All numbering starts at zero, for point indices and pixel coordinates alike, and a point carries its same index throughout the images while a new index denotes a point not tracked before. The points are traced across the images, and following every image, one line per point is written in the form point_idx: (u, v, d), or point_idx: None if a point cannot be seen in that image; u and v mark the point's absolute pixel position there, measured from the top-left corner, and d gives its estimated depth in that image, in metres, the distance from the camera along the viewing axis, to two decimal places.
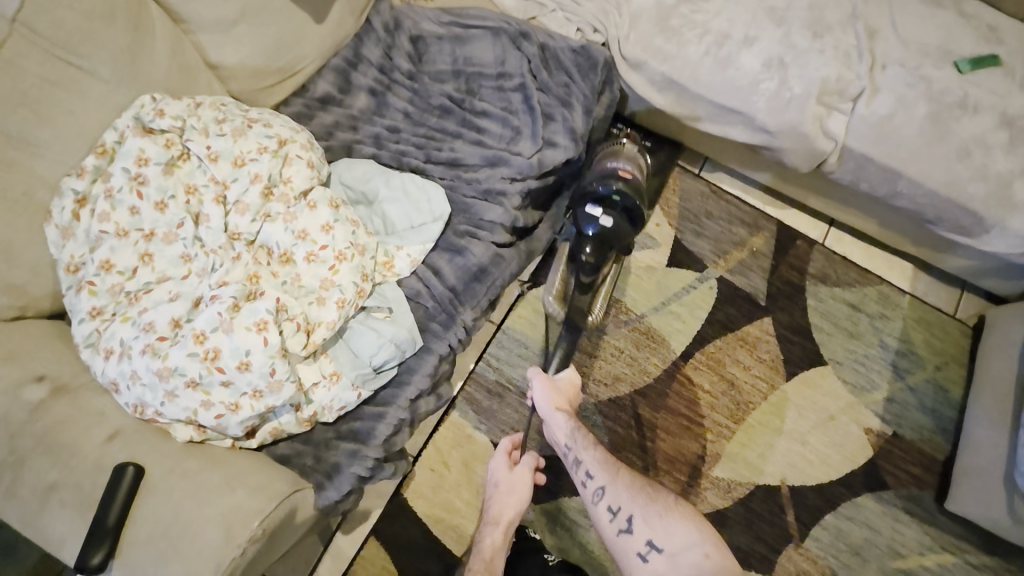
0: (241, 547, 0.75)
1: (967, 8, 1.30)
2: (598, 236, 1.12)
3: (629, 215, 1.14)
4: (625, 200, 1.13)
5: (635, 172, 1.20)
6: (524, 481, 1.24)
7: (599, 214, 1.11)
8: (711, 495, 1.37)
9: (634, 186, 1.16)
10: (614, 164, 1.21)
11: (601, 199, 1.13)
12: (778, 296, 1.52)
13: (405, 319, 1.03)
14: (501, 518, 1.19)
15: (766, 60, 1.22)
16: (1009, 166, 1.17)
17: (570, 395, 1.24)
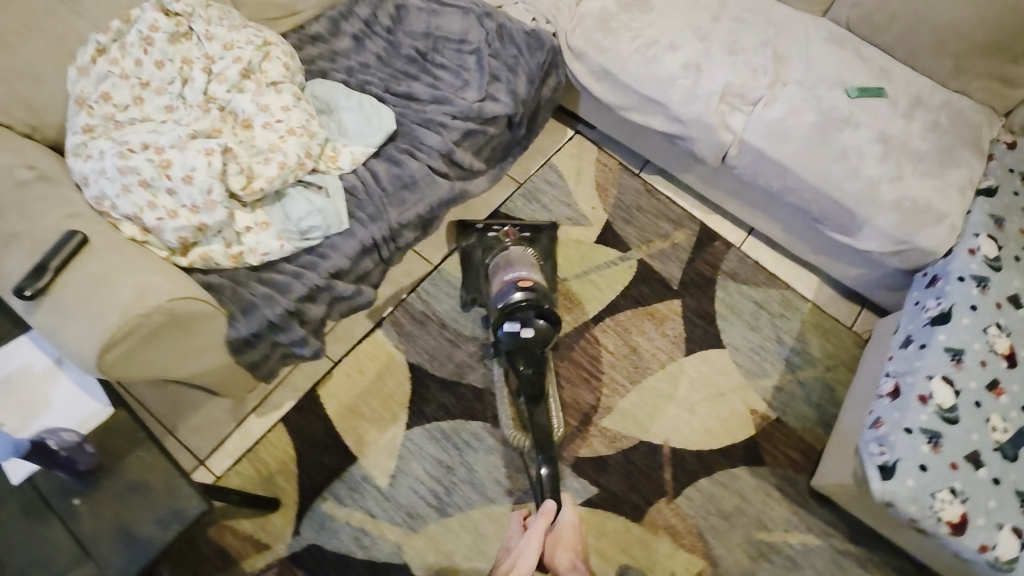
0: (145, 309, 0.91)
1: (865, 51, 1.52)
2: (524, 347, 1.27)
3: (548, 321, 1.28)
4: (535, 310, 1.28)
5: (533, 276, 1.36)
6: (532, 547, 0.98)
7: (520, 329, 1.26)
8: (596, 442, 1.48)
9: (537, 292, 1.32)
10: (511, 274, 1.36)
11: (514, 315, 1.28)
12: (689, 284, 1.67)
13: (338, 204, 1.22)
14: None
15: (685, 62, 1.46)
16: (878, 172, 1.35)
17: (577, 535, 1.02)
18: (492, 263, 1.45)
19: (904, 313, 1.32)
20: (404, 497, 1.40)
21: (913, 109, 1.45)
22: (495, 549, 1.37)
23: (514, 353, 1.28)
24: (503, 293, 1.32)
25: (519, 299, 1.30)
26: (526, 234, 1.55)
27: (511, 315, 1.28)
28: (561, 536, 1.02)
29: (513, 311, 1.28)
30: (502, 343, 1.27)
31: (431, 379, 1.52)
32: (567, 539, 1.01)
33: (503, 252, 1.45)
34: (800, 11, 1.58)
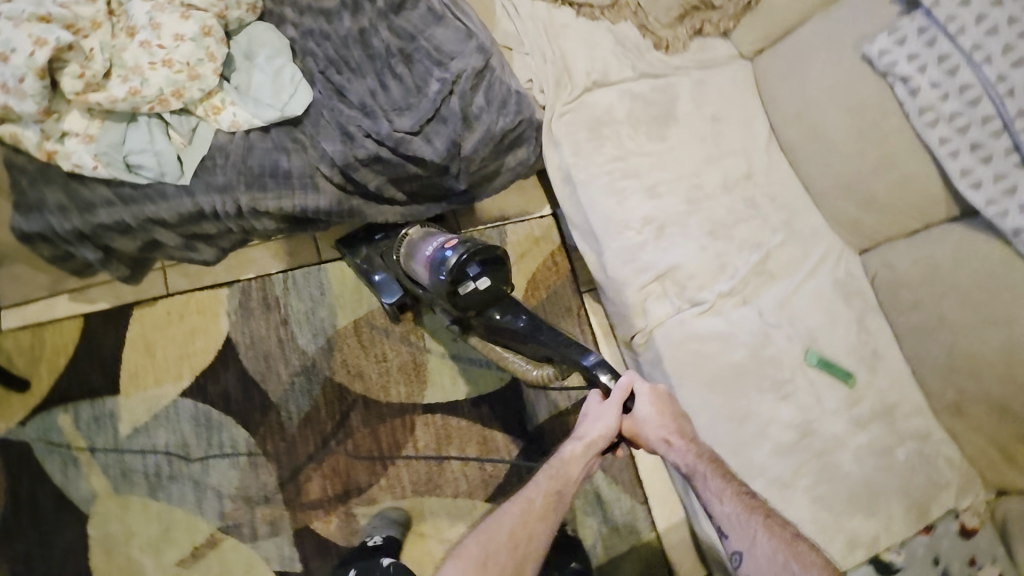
0: None
1: (870, 321, 1.19)
2: (491, 300, 1.15)
3: (491, 255, 1.16)
4: (478, 256, 1.14)
5: (450, 234, 1.24)
6: (613, 414, 0.95)
7: (479, 282, 1.13)
8: (334, 526, 1.34)
9: (467, 241, 1.19)
10: (428, 251, 1.22)
11: (461, 277, 1.13)
12: (546, 434, 1.45)
13: (187, 159, 1.13)
14: (586, 438, 0.95)
15: (648, 215, 1.21)
16: (764, 464, 1.09)
17: (667, 406, 0.97)
18: (405, 253, 1.30)
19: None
20: (130, 455, 1.33)
21: (870, 420, 1.13)
22: (170, 558, 1.28)
23: (484, 306, 1.15)
24: (436, 267, 1.17)
25: (458, 255, 1.14)
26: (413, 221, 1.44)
27: (463, 276, 1.13)
28: (636, 419, 0.96)
29: (463, 269, 1.13)
30: (473, 308, 1.14)
31: (234, 364, 1.42)
32: (654, 417, 0.96)
33: (407, 238, 1.32)
34: (832, 233, 1.24)
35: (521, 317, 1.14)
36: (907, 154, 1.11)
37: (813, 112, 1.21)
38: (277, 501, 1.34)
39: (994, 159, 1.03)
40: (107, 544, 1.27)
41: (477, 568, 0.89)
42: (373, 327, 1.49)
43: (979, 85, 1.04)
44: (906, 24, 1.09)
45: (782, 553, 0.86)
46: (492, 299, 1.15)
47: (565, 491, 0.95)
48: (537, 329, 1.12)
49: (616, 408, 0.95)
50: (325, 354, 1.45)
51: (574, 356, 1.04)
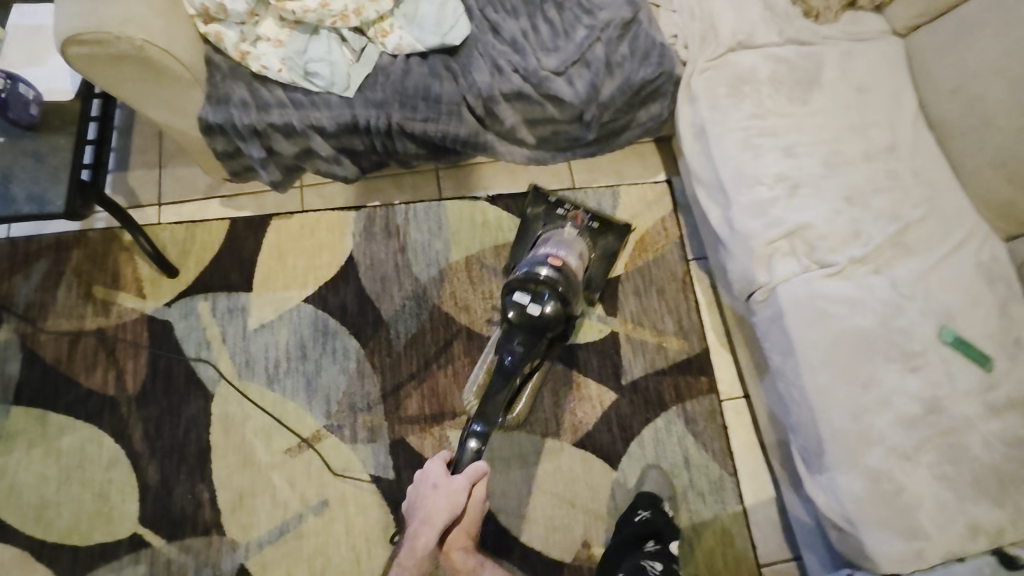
0: (120, 33, 1.02)
1: (1015, 309, 1.13)
2: (527, 325, 1.25)
3: (560, 304, 1.26)
4: (550, 290, 1.26)
5: (568, 259, 1.35)
6: (459, 488, 1.18)
7: (528, 302, 1.25)
8: (427, 442, 1.39)
9: (563, 274, 1.31)
10: (550, 249, 1.36)
11: (528, 288, 1.26)
12: (639, 391, 1.45)
13: (354, 75, 1.24)
14: (436, 522, 1.16)
15: (782, 174, 1.20)
16: (889, 432, 1.04)
17: (475, 513, 1.22)
18: (542, 236, 1.47)
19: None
20: (255, 347, 1.44)
21: (1007, 408, 1.07)
22: (279, 445, 1.37)
23: (514, 327, 1.26)
24: (533, 262, 1.33)
25: (541, 273, 1.29)
26: (594, 226, 1.53)
27: (527, 291, 1.26)
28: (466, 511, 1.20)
29: (527, 283, 1.27)
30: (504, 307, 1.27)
31: (354, 281, 1.51)
32: (479, 503, 1.22)
33: (557, 228, 1.48)
34: (978, 216, 1.19)
35: (510, 358, 1.24)
36: None
37: (973, 86, 1.18)
38: (378, 411, 1.40)
39: None
40: (226, 422, 1.38)
41: None
42: (483, 266, 1.55)
43: None
44: None
45: None
46: (529, 328, 1.25)
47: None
48: (506, 376, 1.24)
49: (461, 484, 1.19)
50: (435, 284, 1.52)
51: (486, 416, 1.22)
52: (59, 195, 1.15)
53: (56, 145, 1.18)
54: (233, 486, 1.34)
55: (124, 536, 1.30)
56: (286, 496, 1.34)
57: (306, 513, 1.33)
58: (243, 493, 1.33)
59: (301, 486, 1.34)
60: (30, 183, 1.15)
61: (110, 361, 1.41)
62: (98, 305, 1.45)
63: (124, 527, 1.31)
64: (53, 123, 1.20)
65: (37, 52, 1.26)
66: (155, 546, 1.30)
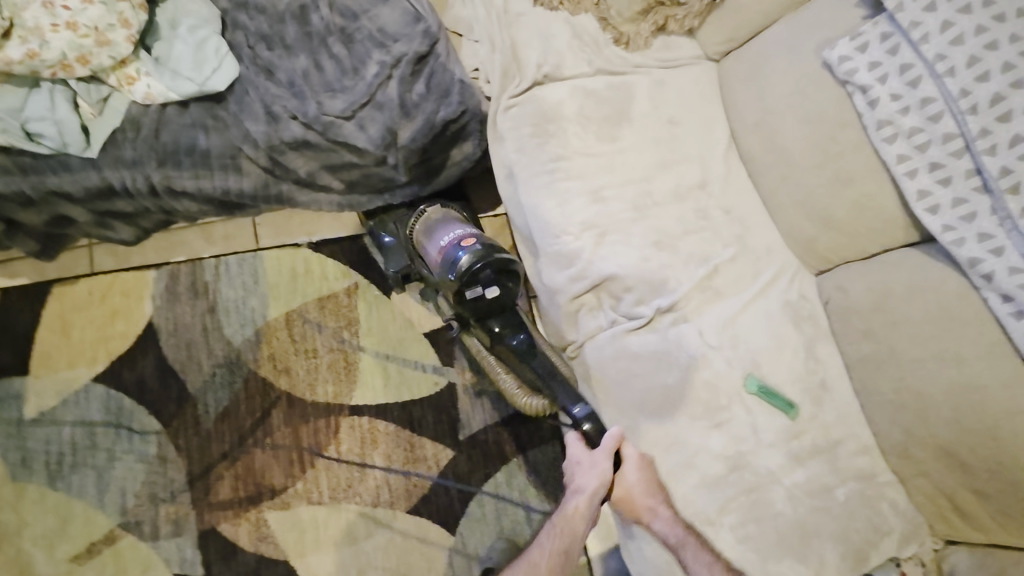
0: None
1: (820, 349, 1.11)
2: (494, 310, 1.15)
3: (505, 265, 1.12)
4: (492, 266, 1.11)
5: (469, 228, 1.19)
6: (601, 466, 0.96)
7: (487, 292, 1.11)
8: (242, 529, 1.25)
9: (485, 243, 1.13)
10: (451, 236, 1.18)
11: (472, 282, 1.11)
12: (480, 445, 1.37)
13: (96, 131, 1.07)
14: (588, 495, 0.97)
15: (588, 221, 1.13)
16: (691, 497, 1.00)
17: (645, 479, 0.97)
18: (423, 235, 1.27)
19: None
20: (33, 441, 1.25)
21: (809, 455, 1.05)
22: (64, 553, 1.20)
23: (485, 318, 1.16)
24: (450, 259, 1.13)
25: (471, 260, 1.10)
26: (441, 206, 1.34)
27: (474, 281, 1.11)
28: (625, 480, 0.97)
29: (474, 275, 1.10)
30: (469, 310, 1.14)
31: (154, 351, 1.34)
32: (637, 485, 0.97)
33: (426, 219, 1.30)
34: (787, 254, 1.16)
35: (518, 335, 1.15)
36: (862, 171, 1.03)
37: (771, 121, 1.13)
38: (184, 499, 1.26)
39: (954, 181, 0.93)
40: None
41: None
42: (307, 321, 1.41)
43: (941, 98, 0.94)
44: (868, 29, 1.00)
45: None
46: (498, 308, 1.15)
47: (572, 547, 0.98)
48: (532, 350, 1.13)
49: (604, 458, 0.96)
50: (251, 346, 1.38)
51: (566, 403, 1.06)
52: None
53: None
54: None
55: None
56: None
57: None
58: None
59: None
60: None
61: None
62: None
63: None
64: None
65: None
66: None
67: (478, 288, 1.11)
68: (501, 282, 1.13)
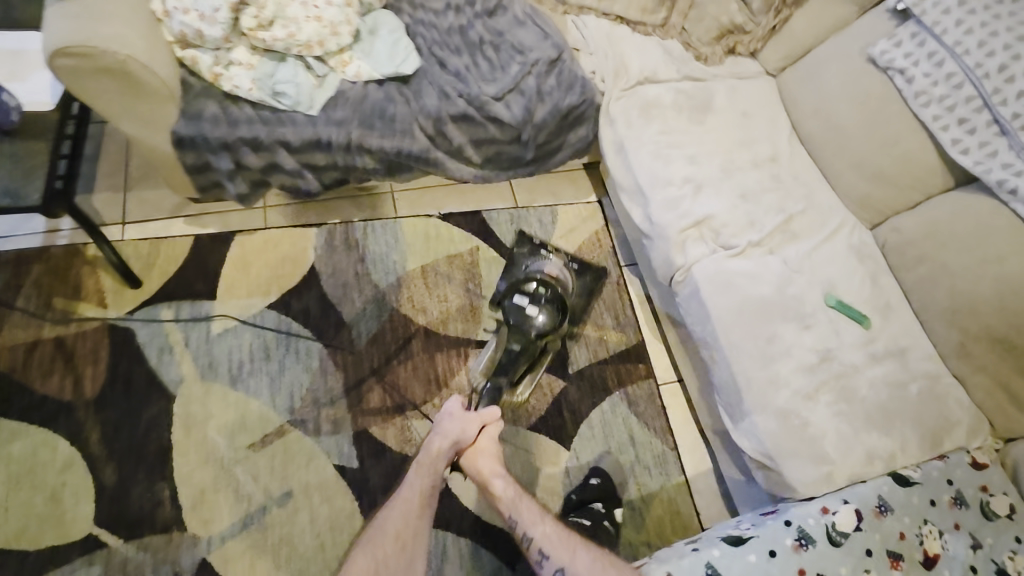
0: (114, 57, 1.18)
1: (883, 279, 1.36)
2: (522, 328, 1.41)
3: (554, 300, 1.43)
4: (548, 298, 1.43)
5: (556, 272, 1.58)
6: (468, 421, 1.21)
7: (525, 305, 1.41)
8: (390, 432, 1.46)
9: (552, 288, 1.45)
10: (542, 266, 1.59)
11: (524, 292, 1.44)
12: (586, 378, 1.60)
13: (317, 96, 1.42)
14: (450, 436, 1.19)
15: (688, 177, 1.45)
16: (791, 379, 1.22)
17: (494, 453, 1.22)
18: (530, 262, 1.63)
19: (673, 548, 1.10)
20: (218, 351, 1.49)
21: (884, 356, 1.27)
22: (241, 442, 1.40)
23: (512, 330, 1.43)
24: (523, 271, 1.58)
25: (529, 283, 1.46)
26: (575, 267, 1.66)
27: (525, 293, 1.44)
28: (483, 448, 1.22)
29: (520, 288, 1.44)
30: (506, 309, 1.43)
31: (316, 288, 1.62)
32: (490, 448, 1.22)
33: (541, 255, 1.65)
34: (847, 210, 1.45)
35: (516, 346, 1.42)
36: (904, 134, 1.36)
37: (827, 107, 1.48)
38: (340, 405, 1.47)
39: (979, 130, 1.27)
40: (187, 422, 1.41)
41: (395, 544, 1.07)
42: (439, 273, 1.69)
43: (962, 72, 1.29)
44: (901, 31, 1.38)
45: (598, 560, 1.07)
46: (521, 329, 1.41)
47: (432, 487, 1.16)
48: (514, 356, 1.42)
49: (468, 416, 1.22)
50: (394, 289, 1.64)
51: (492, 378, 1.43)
52: (35, 188, 1.22)
53: (32, 148, 1.25)
54: (194, 483, 1.35)
55: (76, 540, 1.27)
56: (249, 490, 1.36)
57: (268, 505, 1.35)
58: (204, 490, 1.34)
59: (264, 480, 1.37)
60: (5, 178, 1.22)
61: (67, 367, 1.43)
62: (57, 314, 1.48)
63: (75, 531, 1.28)
64: (31, 129, 1.28)
65: (20, 71, 1.34)
66: (110, 547, 1.27)
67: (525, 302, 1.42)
68: (544, 316, 1.41)
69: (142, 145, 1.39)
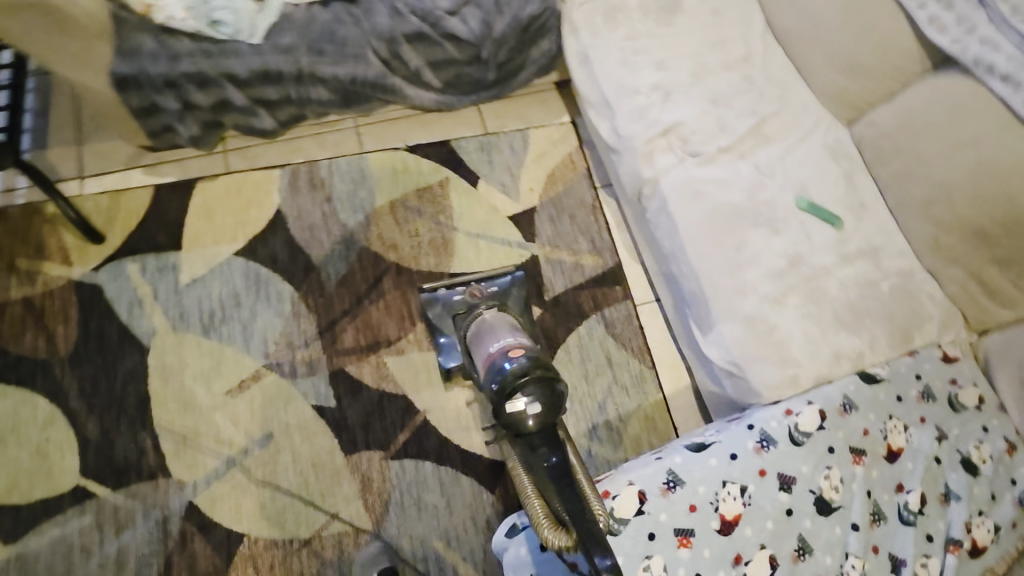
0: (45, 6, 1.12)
1: (857, 177, 1.31)
2: (535, 429, 0.95)
3: (546, 380, 0.99)
4: (533, 376, 0.99)
5: (520, 339, 1.14)
6: None
7: (523, 403, 0.96)
8: (366, 370, 1.47)
9: (532, 355, 1.05)
10: (499, 344, 1.14)
11: (510, 392, 0.98)
12: (562, 305, 1.58)
13: (260, 23, 1.34)
14: None
15: (655, 85, 1.37)
16: (760, 285, 1.19)
17: None
18: (474, 339, 1.25)
19: (636, 459, 1.09)
20: (188, 301, 1.48)
21: (857, 256, 1.24)
22: (220, 388, 1.42)
23: (525, 437, 0.95)
24: (493, 370, 1.07)
25: (513, 369, 1.01)
26: (495, 287, 1.45)
27: (512, 391, 0.98)
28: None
29: (512, 385, 0.99)
30: (504, 421, 0.96)
31: (282, 232, 1.58)
32: None
33: (481, 321, 1.28)
34: (822, 106, 1.39)
35: (552, 457, 0.91)
36: (881, 19, 1.29)
37: None
38: (315, 347, 1.47)
39: (957, 6, 1.22)
40: (164, 372, 1.42)
41: None
42: (407, 209, 1.64)
43: None
44: None
45: None
46: (539, 430, 0.95)
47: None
48: (568, 475, 0.89)
49: None
50: (362, 229, 1.61)
51: None
52: None
53: None
54: (176, 430, 1.37)
55: (66, 490, 1.31)
56: (231, 434, 1.38)
57: (251, 447, 1.38)
58: (187, 436, 1.37)
59: (245, 424, 1.39)
60: None
61: (39, 327, 1.43)
62: (23, 274, 1.47)
63: (65, 481, 1.31)
64: None
65: None
66: (101, 495, 1.31)
67: (519, 399, 0.97)
68: (541, 393, 0.97)
69: (87, 92, 1.31)
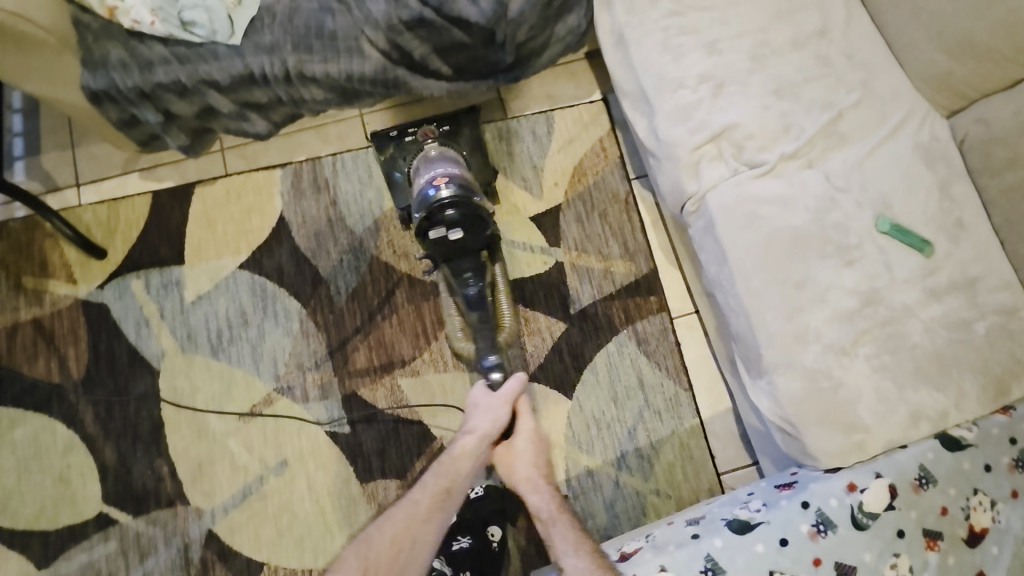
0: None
1: (955, 188, 1.07)
2: (458, 252, 1.15)
3: (472, 212, 1.11)
4: (458, 207, 1.11)
5: (448, 168, 1.18)
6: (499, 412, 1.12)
7: (451, 233, 1.11)
8: (379, 392, 1.38)
9: (457, 184, 1.15)
10: (429, 175, 1.19)
11: (433, 220, 1.10)
12: (590, 318, 1.43)
13: (239, 21, 1.17)
14: (479, 431, 1.11)
15: (704, 74, 1.13)
16: (824, 331, 1.01)
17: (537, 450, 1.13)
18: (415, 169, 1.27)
19: (671, 530, 1.01)
20: (194, 319, 1.41)
21: (947, 291, 1.03)
22: (231, 414, 1.37)
23: (455, 259, 1.17)
24: (422, 198, 1.16)
25: (443, 198, 1.12)
26: (447, 127, 1.37)
27: (436, 220, 1.10)
28: (514, 446, 1.12)
29: (435, 212, 1.10)
30: (432, 249, 1.14)
31: (287, 242, 1.46)
32: (527, 452, 1.12)
33: (423, 154, 1.27)
34: (916, 94, 1.12)
35: (472, 285, 1.18)
36: None
37: None
38: (326, 368, 1.39)
39: None
40: (176, 396, 1.37)
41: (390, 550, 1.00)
42: None
43: None
44: None
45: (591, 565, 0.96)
46: (460, 251, 1.15)
47: (456, 483, 1.07)
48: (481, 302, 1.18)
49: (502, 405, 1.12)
50: (371, 235, 1.47)
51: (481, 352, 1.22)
52: None
53: None
54: (191, 457, 1.35)
55: (90, 517, 1.31)
56: (245, 460, 1.35)
57: (266, 474, 1.34)
58: (202, 462, 1.34)
59: (258, 450, 1.35)
60: None
61: (51, 349, 1.39)
62: (30, 294, 1.42)
63: (90, 508, 1.32)
64: None
65: None
66: (123, 522, 1.31)
67: (444, 228, 1.10)
68: (464, 223, 1.11)
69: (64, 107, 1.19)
